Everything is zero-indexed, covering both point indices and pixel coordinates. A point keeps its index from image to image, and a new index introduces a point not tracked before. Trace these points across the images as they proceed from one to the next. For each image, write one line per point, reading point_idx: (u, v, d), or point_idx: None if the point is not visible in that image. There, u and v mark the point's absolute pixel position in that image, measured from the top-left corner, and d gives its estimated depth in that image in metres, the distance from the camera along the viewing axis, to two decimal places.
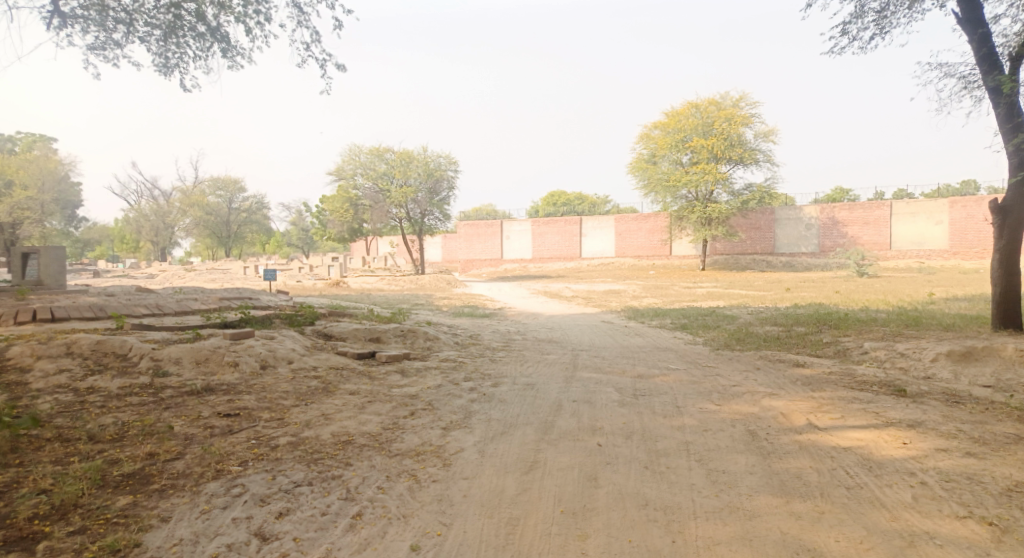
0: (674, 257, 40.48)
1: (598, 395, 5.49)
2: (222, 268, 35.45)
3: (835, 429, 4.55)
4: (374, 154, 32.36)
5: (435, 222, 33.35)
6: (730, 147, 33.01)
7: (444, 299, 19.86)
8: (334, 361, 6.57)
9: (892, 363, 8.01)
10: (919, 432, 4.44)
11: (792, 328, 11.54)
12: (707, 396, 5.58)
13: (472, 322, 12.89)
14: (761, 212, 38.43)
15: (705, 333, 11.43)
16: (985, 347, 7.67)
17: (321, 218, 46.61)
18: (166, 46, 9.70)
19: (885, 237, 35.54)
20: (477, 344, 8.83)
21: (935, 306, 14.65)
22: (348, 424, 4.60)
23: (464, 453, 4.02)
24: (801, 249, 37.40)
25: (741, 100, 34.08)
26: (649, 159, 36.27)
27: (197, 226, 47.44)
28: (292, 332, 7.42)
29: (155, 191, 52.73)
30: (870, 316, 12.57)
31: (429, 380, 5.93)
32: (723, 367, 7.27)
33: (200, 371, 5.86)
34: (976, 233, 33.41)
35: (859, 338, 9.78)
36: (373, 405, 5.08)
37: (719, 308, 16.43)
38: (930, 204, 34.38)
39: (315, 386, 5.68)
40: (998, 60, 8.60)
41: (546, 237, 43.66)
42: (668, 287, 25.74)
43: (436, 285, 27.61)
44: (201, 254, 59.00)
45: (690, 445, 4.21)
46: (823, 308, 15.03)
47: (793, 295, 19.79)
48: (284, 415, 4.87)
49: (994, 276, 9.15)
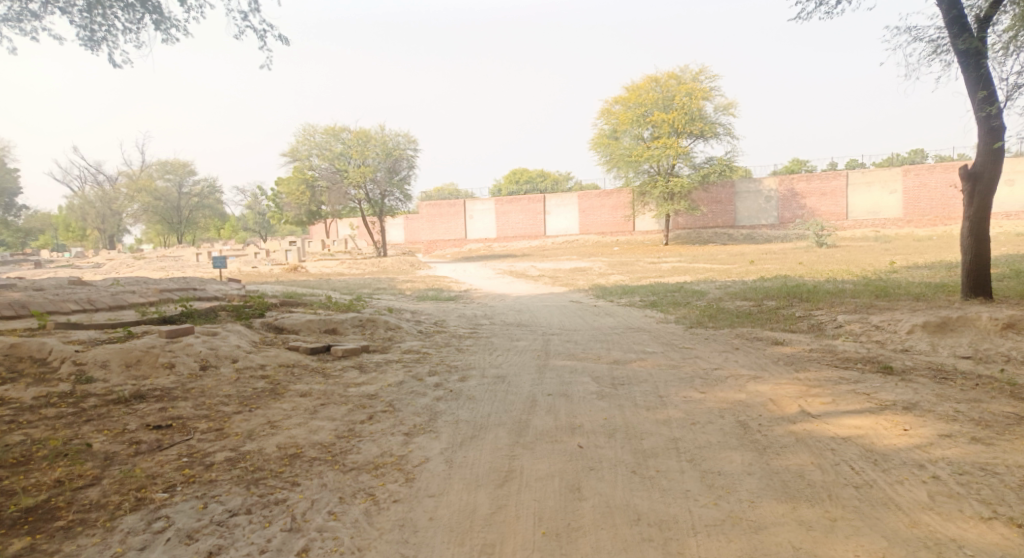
0: (638, 233, 40.67)
1: (575, 386, 5.09)
2: (173, 255, 33.66)
3: (829, 416, 4.36)
4: (329, 133, 31.01)
5: (396, 202, 32.34)
6: (691, 121, 33.00)
7: (406, 282, 19.21)
8: (285, 358, 5.92)
9: (867, 336, 7.93)
10: (916, 416, 4.32)
11: (763, 302, 11.40)
12: (690, 383, 5.27)
13: (437, 306, 12.36)
14: (723, 185, 38.66)
15: (676, 310, 11.23)
16: (959, 317, 7.63)
17: (277, 201, 44.90)
18: (90, 17, 8.66)
19: (842, 208, 36.31)
20: (443, 331, 8.31)
21: (897, 274, 14.83)
22: (297, 433, 4.04)
23: (429, 465, 3.54)
24: (762, 222, 37.93)
25: (702, 73, 33.98)
26: (611, 134, 35.95)
27: (144, 212, 45.03)
28: (238, 326, 6.71)
29: (98, 175, 49.96)
30: (838, 287, 12.56)
31: (390, 377, 5.39)
32: (702, 348, 7.01)
33: (129, 376, 5.01)
34: (928, 201, 34.60)
35: (831, 310, 9.72)
36: (325, 409, 4.52)
37: (687, 283, 16.33)
38: (885, 173, 35.31)
39: (262, 388, 5.05)
40: (967, 23, 8.39)
41: (510, 215, 43.11)
42: (634, 263, 25.67)
43: (399, 268, 26.85)
44: (152, 240, 56.31)
45: (679, 441, 3.86)
46: (790, 280, 15.04)
47: (758, 267, 19.89)
48: (224, 425, 4.21)
49: (964, 244, 9.08)
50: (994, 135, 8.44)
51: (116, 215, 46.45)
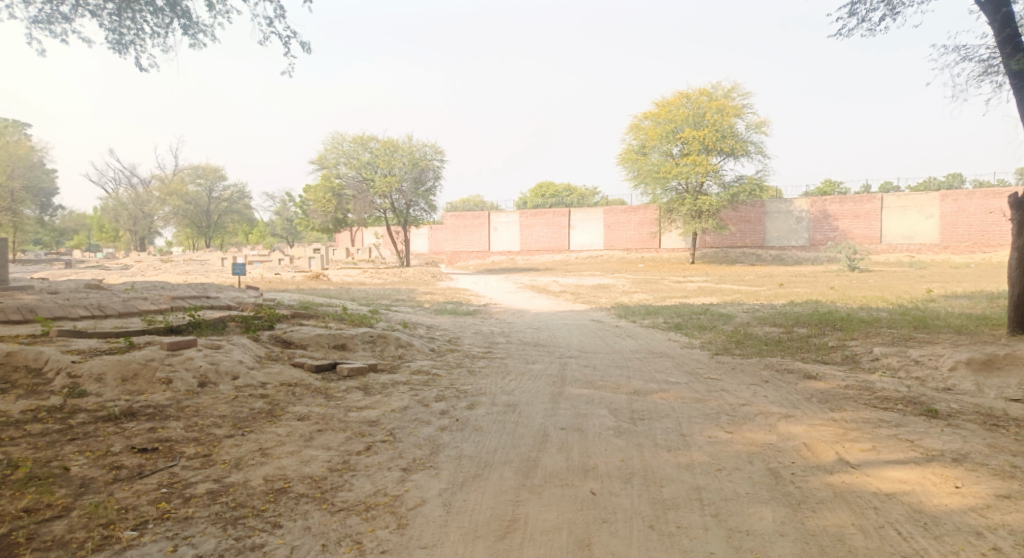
0: (663, 250, 39.97)
1: (590, 420, 4.71)
2: (200, 259, 34.17)
3: (870, 467, 3.85)
4: (358, 142, 31.42)
5: (420, 213, 32.32)
6: (721, 138, 32.31)
7: (426, 294, 19.04)
8: (288, 376, 5.69)
9: (906, 372, 7.38)
10: (970, 470, 3.76)
11: (793, 329, 10.84)
12: (714, 420, 4.84)
13: (453, 321, 12.09)
14: (752, 205, 37.90)
15: (701, 335, 10.76)
16: (1007, 355, 7.05)
17: (305, 208, 45.49)
18: (119, 20, 8.70)
19: (876, 231, 35.17)
20: (456, 349, 8.00)
21: (936, 304, 14.09)
22: (287, 464, 3.77)
23: (425, 509, 3.22)
24: (791, 243, 36.95)
25: (733, 90, 33.53)
26: (639, 150, 35.56)
27: (175, 215, 45.96)
28: (244, 338, 6.53)
29: (133, 178, 51.36)
30: (873, 316, 11.92)
31: (395, 401, 5.11)
32: (727, 380, 6.55)
33: (124, 391, 4.82)
34: (967, 227, 33.23)
35: (867, 342, 9.14)
36: (321, 436, 4.25)
37: (712, 305, 15.79)
38: (921, 198, 34.14)
39: (260, 409, 4.81)
40: (1020, 42, 7.86)
41: (534, 229, 42.87)
42: (658, 281, 25.10)
43: (420, 278, 26.79)
44: (183, 244, 57.35)
45: (702, 491, 3.46)
46: (821, 306, 14.38)
47: (787, 291, 19.21)
48: (212, 450, 3.97)
49: (1012, 277, 8.45)
50: None
51: (148, 218, 47.51)
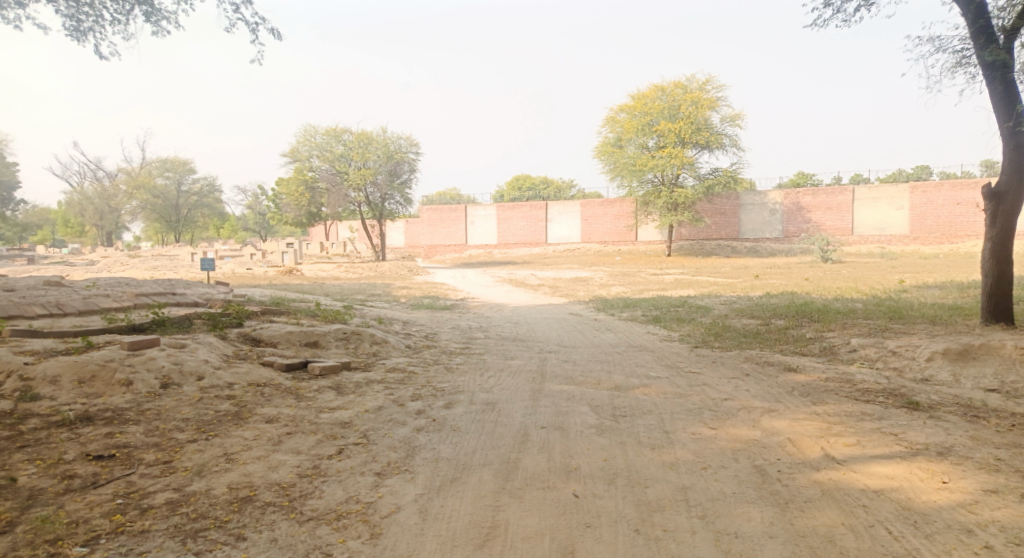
0: (640, 243, 40.23)
1: (572, 418, 4.60)
2: (169, 254, 33.24)
3: (856, 463, 3.87)
4: (331, 135, 30.65)
5: (396, 206, 31.89)
6: (696, 131, 32.60)
7: (402, 289, 18.74)
8: (256, 377, 5.36)
9: (884, 363, 7.44)
10: (955, 464, 3.77)
11: (771, 321, 10.90)
12: (698, 416, 4.78)
13: (431, 316, 11.87)
14: (727, 197, 38.32)
15: (680, 327, 10.75)
16: (982, 345, 7.14)
17: (278, 202, 44.53)
18: (76, 6, 8.25)
19: (848, 223, 35.90)
20: (433, 345, 7.80)
21: (909, 294, 14.35)
22: (253, 470, 3.52)
23: (400, 516, 3.05)
24: (766, 235, 37.50)
25: (708, 83, 33.77)
26: (615, 143, 35.60)
27: (144, 209, 44.57)
28: (211, 336, 6.18)
29: (98, 171, 49.68)
30: (849, 307, 12.07)
31: (369, 401, 4.89)
32: (708, 374, 6.53)
33: (79, 394, 4.47)
34: (935, 219, 34.13)
35: (844, 333, 9.22)
36: (291, 440, 4.00)
37: (690, 298, 15.87)
38: (891, 190, 34.95)
39: (226, 411, 4.51)
40: (993, 33, 7.95)
41: (512, 222, 42.70)
42: (635, 274, 25.20)
43: (397, 272, 26.42)
44: (152, 239, 55.73)
45: (688, 491, 3.37)
46: (797, 297, 14.55)
47: (763, 283, 19.43)
48: (173, 456, 3.68)
49: (985, 267, 8.59)
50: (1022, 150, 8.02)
51: (116, 212, 46.15)
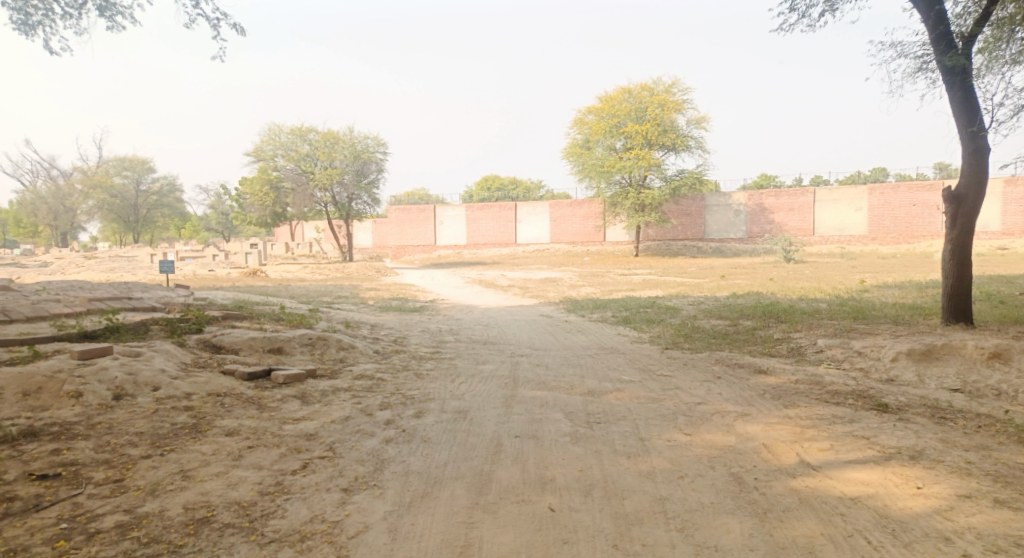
0: (609, 243, 40.57)
1: (546, 426, 4.52)
2: (126, 254, 31.96)
3: (832, 469, 3.97)
4: (296, 133, 30.06)
5: (363, 206, 31.38)
6: (663, 133, 33.06)
7: (370, 290, 18.39)
8: (219, 385, 4.84)
9: (851, 363, 7.62)
10: (927, 468, 3.90)
11: (740, 322, 11.04)
12: (672, 422, 4.88)
13: (400, 318, 11.63)
14: (693, 198, 39.01)
15: (650, 328, 10.83)
16: (944, 345, 7.35)
17: (241, 201, 43.31)
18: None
19: (810, 224, 36.93)
20: (403, 351, 7.60)
21: (870, 294, 14.77)
22: (211, 488, 3.15)
23: (368, 537, 2.86)
24: (731, 236, 38.30)
25: (674, 86, 34.25)
26: (584, 144, 35.77)
27: (98, 209, 42.81)
28: (168, 344, 5.66)
29: (49, 169, 47.55)
30: (814, 307, 12.35)
31: (335, 411, 4.64)
32: (681, 377, 6.59)
33: (24, 408, 3.75)
34: (892, 219, 35.39)
35: (811, 333, 9.42)
36: (253, 453, 3.65)
37: (659, 298, 16.02)
38: (851, 191, 36.10)
39: (185, 424, 3.99)
40: (952, 40, 8.21)
41: (481, 222, 42.54)
42: (605, 274, 25.38)
43: (364, 274, 25.95)
44: (107, 239, 53.62)
45: (667, 502, 3.33)
46: (763, 297, 14.83)
47: (730, 283, 19.76)
48: (125, 474, 3.19)
49: (945, 269, 8.88)
50: (979, 155, 8.32)
51: (69, 212, 44.30)
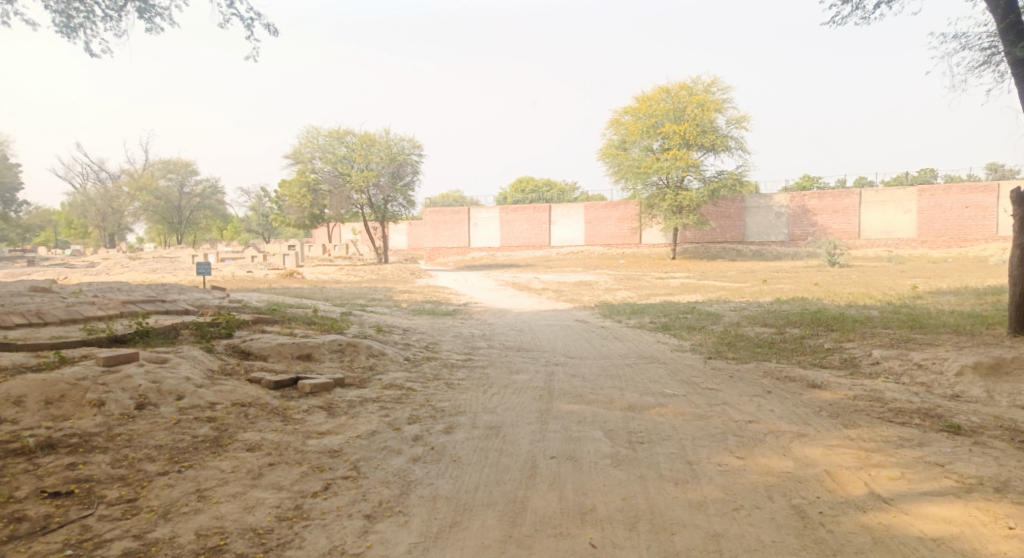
0: (645, 246, 39.79)
1: (584, 446, 4.18)
2: (170, 256, 32.96)
3: (906, 502, 3.51)
4: (333, 136, 30.38)
5: (399, 208, 31.55)
6: (702, 133, 32.18)
7: (402, 293, 18.30)
8: (244, 394, 4.69)
9: (911, 377, 7.03)
10: (1016, 504, 3.42)
11: (786, 330, 10.43)
12: (723, 443, 4.50)
13: (432, 323, 11.42)
14: (733, 200, 37.87)
15: (691, 336, 10.33)
16: (1016, 359, 6.69)
17: (280, 203, 44.20)
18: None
19: (855, 226, 35.42)
20: (433, 358, 7.35)
21: (924, 300, 13.87)
22: (227, 512, 2.92)
23: None
24: (772, 238, 37.05)
25: (714, 85, 33.35)
26: (620, 145, 35.14)
27: (145, 211, 44.35)
28: (195, 350, 5.53)
29: (100, 172, 49.45)
30: (864, 314, 11.61)
31: (362, 425, 4.40)
32: (728, 391, 6.16)
33: (45, 417, 3.64)
34: (943, 222, 33.61)
35: (864, 343, 8.79)
36: (273, 472, 3.43)
37: (698, 303, 15.41)
38: (899, 193, 34.47)
39: (206, 437, 3.82)
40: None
41: (515, 224, 42.37)
42: (640, 278, 24.75)
43: (399, 275, 26.04)
44: (155, 240, 55.51)
45: (721, 540, 2.96)
46: (808, 303, 14.07)
47: (771, 287, 18.96)
48: (139, 494, 3.00)
49: (1013, 275, 8.15)
50: None
51: (117, 214, 45.98)
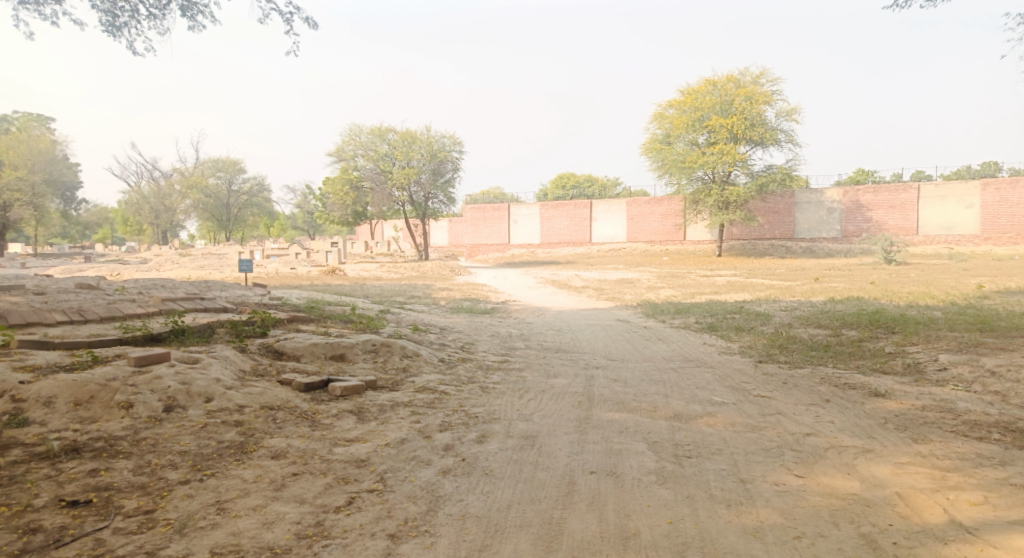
0: (688, 243, 38.72)
1: (627, 461, 3.88)
2: (219, 252, 34.21)
3: (994, 533, 3.06)
4: (375, 134, 30.71)
5: (439, 206, 31.66)
6: (750, 126, 30.91)
7: (441, 290, 18.25)
8: (274, 397, 4.58)
9: (986, 385, 6.37)
10: None
11: (842, 332, 9.74)
12: (780, 459, 4.09)
13: (470, 321, 11.24)
14: (782, 195, 36.35)
15: (739, 337, 9.79)
16: None
17: (324, 200, 45.11)
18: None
19: (912, 222, 33.47)
20: (469, 359, 7.13)
21: (993, 301, 12.83)
22: (244, 528, 2.77)
23: None
24: (823, 235, 35.44)
25: (763, 76, 32.07)
26: (664, 139, 34.20)
27: (196, 208, 46.10)
28: (228, 350, 5.50)
29: (156, 172, 51.62)
30: (928, 315, 10.76)
31: (391, 431, 4.22)
32: (781, 399, 5.71)
33: (73, 419, 3.62)
34: (1009, 217, 31.33)
35: (930, 347, 8.09)
36: (296, 483, 3.27)
37: (745, 303, 14.70)
38: (960, 187, 32.29)
39: (233, 442, 3.72)
40: None
41: (555, 221, 41.97)
42: (684, 275, 24.01)
43: (439, 273, 26.13)
44: (206, 237, 57.61)
45: None
46: (864, 304, 13.20)
47: (823, 286, 17.95)
48: (157, 505, 2.89)
49: None
50: None
51: (171, 211, 47.89)
